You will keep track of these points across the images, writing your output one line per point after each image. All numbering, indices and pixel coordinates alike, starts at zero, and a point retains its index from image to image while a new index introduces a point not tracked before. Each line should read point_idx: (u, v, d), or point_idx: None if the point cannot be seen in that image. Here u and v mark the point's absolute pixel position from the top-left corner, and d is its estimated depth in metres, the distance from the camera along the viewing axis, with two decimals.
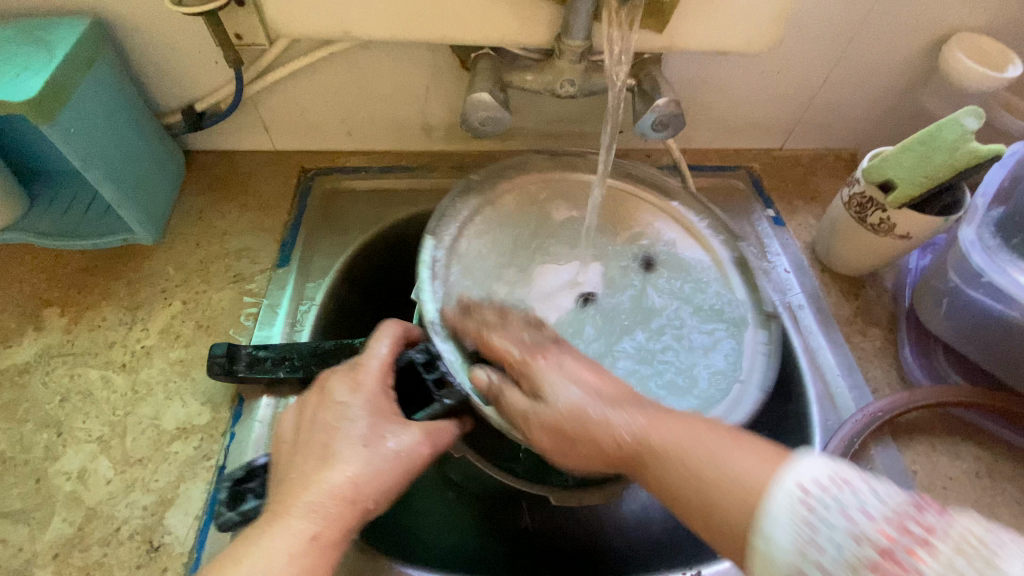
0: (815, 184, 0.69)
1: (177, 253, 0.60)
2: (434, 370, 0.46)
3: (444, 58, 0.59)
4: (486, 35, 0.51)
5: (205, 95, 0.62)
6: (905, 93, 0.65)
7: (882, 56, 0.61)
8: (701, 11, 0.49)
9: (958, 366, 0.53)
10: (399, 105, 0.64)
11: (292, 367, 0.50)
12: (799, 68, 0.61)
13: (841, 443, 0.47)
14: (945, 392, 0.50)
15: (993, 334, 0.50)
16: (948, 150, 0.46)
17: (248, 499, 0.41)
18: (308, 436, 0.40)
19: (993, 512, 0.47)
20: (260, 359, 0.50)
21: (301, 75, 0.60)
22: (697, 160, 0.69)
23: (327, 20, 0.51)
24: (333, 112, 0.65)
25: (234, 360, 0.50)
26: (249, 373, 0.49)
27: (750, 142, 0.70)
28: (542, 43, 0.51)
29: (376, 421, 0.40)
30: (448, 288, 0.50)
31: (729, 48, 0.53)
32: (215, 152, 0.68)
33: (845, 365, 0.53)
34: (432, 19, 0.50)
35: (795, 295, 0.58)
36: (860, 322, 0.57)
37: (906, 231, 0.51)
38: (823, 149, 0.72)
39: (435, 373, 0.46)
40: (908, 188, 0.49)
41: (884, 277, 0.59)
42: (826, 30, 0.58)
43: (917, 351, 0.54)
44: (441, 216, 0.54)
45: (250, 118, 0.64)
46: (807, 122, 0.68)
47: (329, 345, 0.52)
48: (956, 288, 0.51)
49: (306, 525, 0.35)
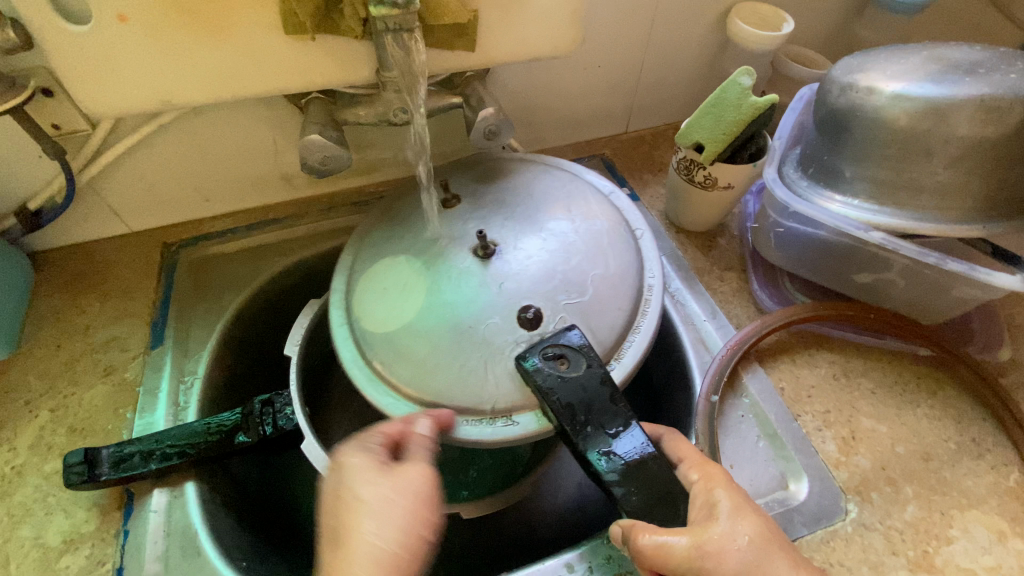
0: (660, 156, 0.75)
1: (37, 360, 0.57)
2: (568, 357, 0.42)
3: (280, 108, 0.60)
4: (310, 80, 0.53)
5: (37, 192, 0.58)
6: (712, 65, 0.73)
7: (685, 32, 0.68)
8: (501, 25, 0.54)
9: (800, 288, 0.60)
10: (251, 160, 0.64)
11: (163, 458, 0.48)
12: (615, 58, 0.68)
13: (712, 380, 0.52)
14: (791, 310, 0.56)
15: (815, 254, 0.57)
16: (734, 107, 0.53)
17: (240, 435, 0.51)
18: (517, 281, 0.46)
19: (854, 407, 0.53)
20: (126, 457, 0.48)
21: (135, 151, 0.59)
22: (553, 158, 0.74)
23: (143, 91, 0.50)
24: (183, 182, 0.63)
25: (94, 465, 0.47)
26: (112, 475, 0.47)
27: (596, 132, 0.76)
28: (367, 79, 0.54)
29: (625, 510, 0.38)
30: (630, 296, 0.47)
31: (540, 51, 0.57)
32: (64, 248, 0.64)
33: (709, 310, 0.59)
34: (249, 75, 0.51)
35: (659, 259, 0.63)
36: (717, 269, 0.63)
37: (728, 182, 0.58)
38: (662, 125, 0.79)
39: (562, 355, 0.42)
40: (714, 146, 0.55)
41: (731, 225, 0.66)
42: (628, 21, 0.64)
43: (765, 283, 0.61)
44: (616, 237, 0.50)
45: (93, 206, 0.62)
46: (641, 105, 0.75)
47: (199, 422, 0.50)
48: (775, 223, 0.58)
49: (395, 539, 0.36)
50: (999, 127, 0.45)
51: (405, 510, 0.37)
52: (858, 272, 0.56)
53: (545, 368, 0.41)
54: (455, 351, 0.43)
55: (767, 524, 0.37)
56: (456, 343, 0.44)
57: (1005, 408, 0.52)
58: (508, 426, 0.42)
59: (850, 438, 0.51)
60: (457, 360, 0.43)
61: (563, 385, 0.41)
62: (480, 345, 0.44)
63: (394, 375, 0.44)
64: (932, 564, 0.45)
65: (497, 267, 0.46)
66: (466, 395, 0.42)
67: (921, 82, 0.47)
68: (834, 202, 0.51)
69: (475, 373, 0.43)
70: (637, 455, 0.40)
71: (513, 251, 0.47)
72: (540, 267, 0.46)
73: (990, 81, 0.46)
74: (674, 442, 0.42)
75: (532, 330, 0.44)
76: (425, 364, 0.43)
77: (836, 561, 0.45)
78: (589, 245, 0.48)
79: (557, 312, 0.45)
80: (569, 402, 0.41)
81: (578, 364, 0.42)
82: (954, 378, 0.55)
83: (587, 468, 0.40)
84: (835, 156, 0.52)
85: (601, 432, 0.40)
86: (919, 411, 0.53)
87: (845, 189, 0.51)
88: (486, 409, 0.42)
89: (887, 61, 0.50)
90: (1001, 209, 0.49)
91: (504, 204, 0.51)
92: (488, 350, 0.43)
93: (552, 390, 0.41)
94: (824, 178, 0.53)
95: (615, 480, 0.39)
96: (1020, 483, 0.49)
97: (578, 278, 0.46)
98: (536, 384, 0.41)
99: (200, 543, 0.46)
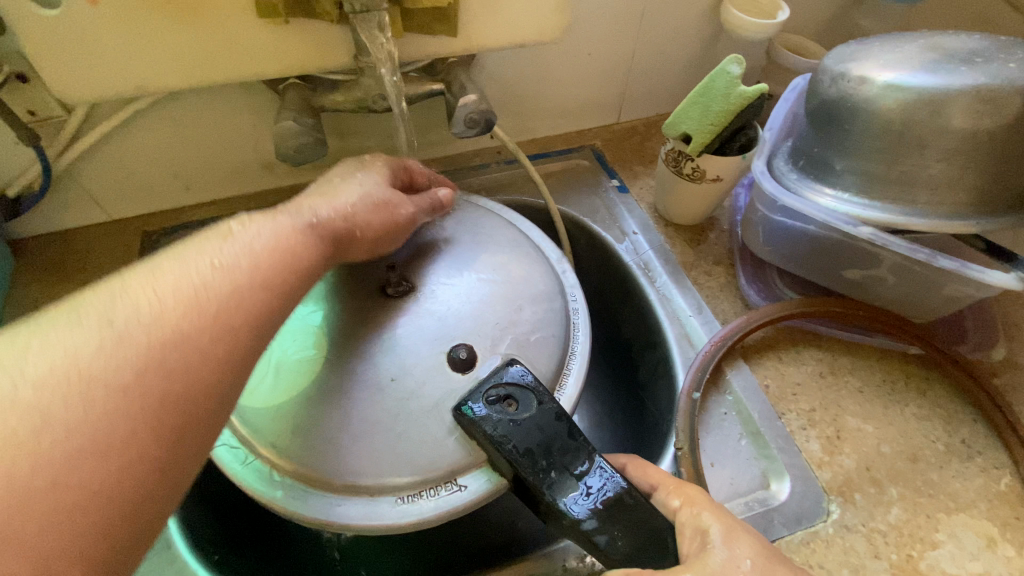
0: (651, 147, 0.74)
1: None
2: (503, 399, 0.40)
3: (261, 95, 0.59)
4: (287, 66, 0.51)
5: (13, 179, 0.57)
6: (706, 54, 0.71)
7: (677, 19, 0.66)
8: (484, 10, 0.52)
9: (790, 284, 0.59)
10: (232, 148, 0.63)
11: None
12: (605, 46, 0.66)
13: (695, 377, 0.51)
14: (778, 305, 0.55)
15: (804, 250, 0.56)
16: (723, 97, 0.51)
17: None
18: (431, 330, 0.44)
19: (840, 406, 0.52)
20: None
21: (113, 138, 0.58)
22: (541, 148, 0.73)
23: (116, 76, 0.49)
24: (163, 169, 0.62)
25: None
26: None
27: (586, 122, 0.74)
28: (345, 65, 0.53)
29: (614, 558, 0.34)
30: (555, 315, 0.47)
31: (525, 38, 0.56)
32: (44, 235, 0.63)
33: (695, 305, 0.58)
34: (224, 60, 0.50)
35: (646, 253, 0.62)
36: (705, 264, 0.61)
37: (716, 174, 0.56)
38: (654, 115, 0.77)
39: (500, 395, 0.40)
40: (701, 137, 0.53)
41: (721, 219, 0.65)
42: (618, 7, 0.62)
43: (754, 278, 0.60)
44: (534, 262, 0.50)
45: (72, 194, 0.61)
46: (632, 95, 0.73)
47: None
48: (764, 217, 0.57)
49: (171, 306, 0.28)
50: (996, 118, 0.44)
51: (250, 262, 0.32)
52: (847, 268, 0.54)
53: (484, 413, 0.40)
54: (382, 415, 0.41)
55: (763, 544, 0.34)
56: (381, 403, 0.41)
57: (996, 410, 0.50)
58: (455, 492, 0.39)
59: (835, 438, 0.50)
60: (384, 422, 0.40)
61: (515, 429, 0.39)
62: (404, 402, 0.41)
63: (313, 454, 0.40)
64: (916, 568, 0.44)
65: (410, 312, 0.45)
66: (396, 465, 0.39)
67: (916, 72, 0.46)
68: (823, 196, 0.50)
69: (407, 434, 0.40)
70: (609, 485, 0.37)
71: (426, 294, 0.46)
72: (462, 309, 0.45)
73: (987, 71, 0.44)
74: (641, 468, 0.39)
75: (465, 372, 0.42)
76: (347, 430, 0.40)
77: (816, 563, 0.44)
78: (505, 275, 0.48)
79: (485, 348, 0.44)
80: (525, 446, 0.38)
81: (523, 399, 0.40)
82: (944, 378, 0.54)
83: (559, 521, 0.36)
84: (826, 149, 0.50)
85: (565, 471, 0.37)
86: (907, 411, 0.52)
87: (835, 183, 0.50)
88: (432, 477, 0.39)
89: (881, 50, 0.49)
90: (997, 204, 0.47)
91: (414, 245, 0.49)
92: (421, 404, 0.41)
93: (501, 438, 0.38)
94: (815, 171, 0.51)
95: (594, 527, 0.35)
96: (1008, 485, 0.48)
97: (495, 313, 0.46)
98: (485, 434, 0.39)
99: (171, 535, 0.45)
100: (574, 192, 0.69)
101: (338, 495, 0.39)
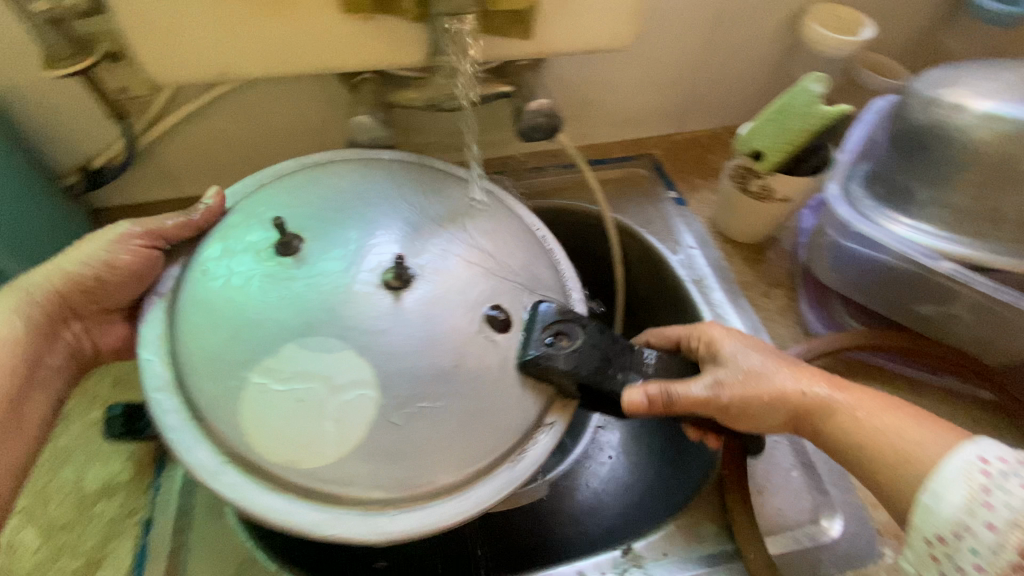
0: (712, 160, 0.72)
1: None
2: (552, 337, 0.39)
3: (333, 86, 0.61)
4: (363, 60, 0.53)
5: (99, 152, 0.60)
6: (778, 68, 0.69)
7: (752, 31, 0.65)
8: (561, 14, 0.52)
9: (853, 313, 0.57)
10: (300, 135, 0.65)
11: None
12: (675, 55, 0.65)
13: None
14: (841, 334, 0.53)
15: (875, 279, 0.53)
16: (801, 116, 0.49)
17: None
18: (453, 327, 0.37)
19: None
20: None
21: (193, 120, 0.60)
22: (599, 153, 0.72)
23: (203, 62, 0.51)
24: (235, 152, 0.65)
25: (133, 419, 0.50)
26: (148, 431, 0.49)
27: (647, 130, 0.73)
28: (419, 61, 0.53)
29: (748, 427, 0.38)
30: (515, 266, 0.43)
31: (598, 44, 0.55)
32: (119, 207, 0.67)
33: (752, 327, 0.56)
34: (305, 52, 0.51)
35: (702, 268, 0.60)
36: (763, 284, 0.60)
37: (785, 194, 0.55)
38: (717, 127, 0.75)
39: (547, 335, 0.39)
40: (774, 155, 0.52)
41: (782, 239, 0.63)
42: (692, 16, 0.61)
43: (815, 304, 0.58)
44: (483, 228, 0.43)
45: (150, 170, 0.64)
46: (696, 106, 0.72)
47: None
48: (834, 242, 0.54)
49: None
50: None
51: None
52: (920, 302, 0.51)
53: (552, 363, 0.38)
54: (425, 428, 0.34)
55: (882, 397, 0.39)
56: (417, 420, 0.34)
57: None
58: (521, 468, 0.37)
59: None
60: (427, 432, 0.35)
61: (579, 358, 0.38)
62: (459, 401, 0.36)
63: (347, 473, 0.34)
64: None
65: (416, 302, 0.37)
66: (446, 470, 0.35)
67: (1016, 104, 0.43)
68: (901, 226, 0.48)
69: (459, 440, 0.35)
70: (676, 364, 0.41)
71: (424, 277, 0.38)
72: (466, 292, 0.38)
73: None
74: (749, 354, 0.42)
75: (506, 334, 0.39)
76: (382, 449, 0.34)
77: None
78: (474, 249, 0.41)
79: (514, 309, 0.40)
80: (594, 367, 0.38)
81: (573, 332, 0.39)
82: (1016, 426, 0.51)
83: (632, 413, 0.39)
84: (909, 176, 0.48)
85: (630, 370, 0.39)
86: None
87: (915, 213, 0.48)
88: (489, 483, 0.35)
89: (978, 76, 0.46)
90: None
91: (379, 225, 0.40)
92: (464, 403, 0.36)
93: (573, 367, 0.38)
94: (893, 199, 0.49)
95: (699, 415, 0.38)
96: None
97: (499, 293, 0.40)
98: (554, 370, 0.38)
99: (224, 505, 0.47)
100: (630, 201, 0.68)
101: (388, 514, 0.34)
